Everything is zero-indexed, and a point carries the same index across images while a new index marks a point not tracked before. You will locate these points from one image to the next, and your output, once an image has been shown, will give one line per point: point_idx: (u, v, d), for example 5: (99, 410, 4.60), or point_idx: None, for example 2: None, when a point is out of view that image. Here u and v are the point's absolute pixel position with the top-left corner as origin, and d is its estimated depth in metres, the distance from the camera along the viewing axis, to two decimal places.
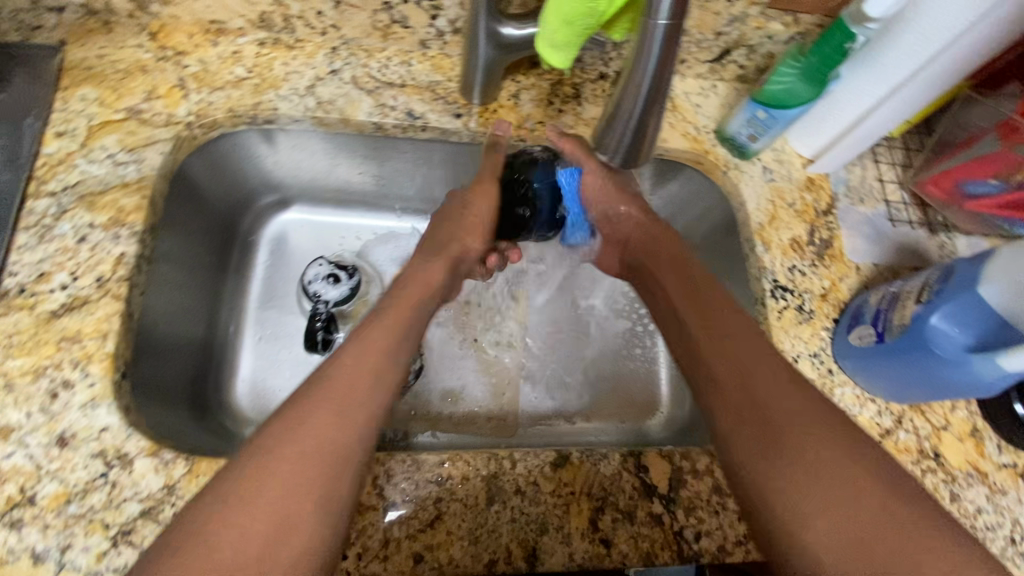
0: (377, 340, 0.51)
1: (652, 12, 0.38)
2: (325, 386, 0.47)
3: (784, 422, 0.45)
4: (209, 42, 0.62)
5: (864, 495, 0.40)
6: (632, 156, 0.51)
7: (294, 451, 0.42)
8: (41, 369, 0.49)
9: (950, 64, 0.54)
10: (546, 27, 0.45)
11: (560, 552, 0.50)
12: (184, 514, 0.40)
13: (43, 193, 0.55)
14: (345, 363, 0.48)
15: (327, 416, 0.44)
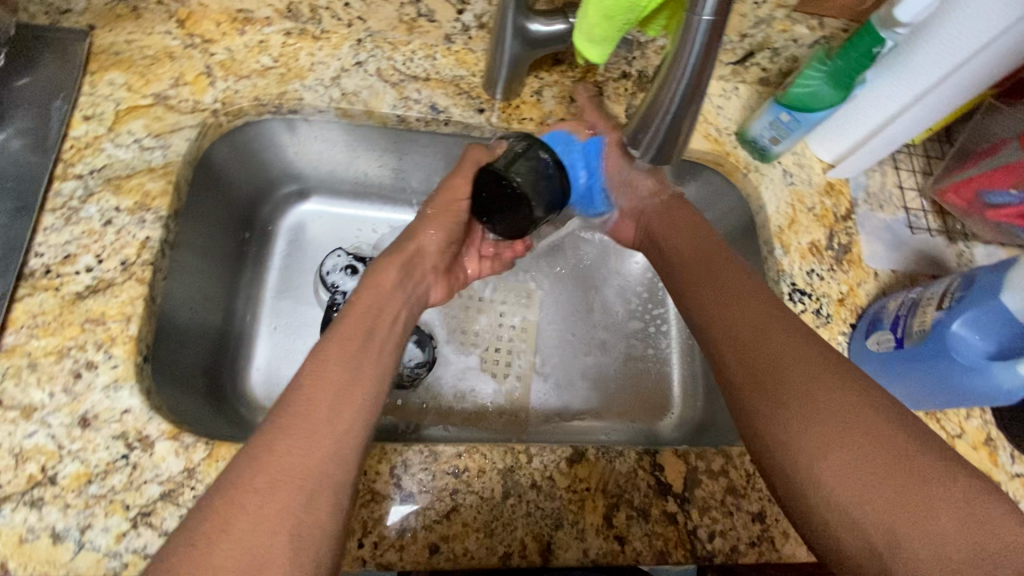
0: (354, 335, 0.50)
1: (697, 7, 0.39)
2: (309, 377, 0.45)
3: (796, 369, 0.45)
4: (236, 30, 0.62)
5: (880, 440, 0.39)
6: (661, 157, 0.50)
7: (287, 445, 0.40)
8: (64, 349, 0.49)
9: (978, 72, 0.54)
10: (584, 20, 0.45)
11: (575, 548, 0.50)
12: (185, 527, 0.36)
13: (70, 175, 0.55)
14: (325, 357, 0.47)
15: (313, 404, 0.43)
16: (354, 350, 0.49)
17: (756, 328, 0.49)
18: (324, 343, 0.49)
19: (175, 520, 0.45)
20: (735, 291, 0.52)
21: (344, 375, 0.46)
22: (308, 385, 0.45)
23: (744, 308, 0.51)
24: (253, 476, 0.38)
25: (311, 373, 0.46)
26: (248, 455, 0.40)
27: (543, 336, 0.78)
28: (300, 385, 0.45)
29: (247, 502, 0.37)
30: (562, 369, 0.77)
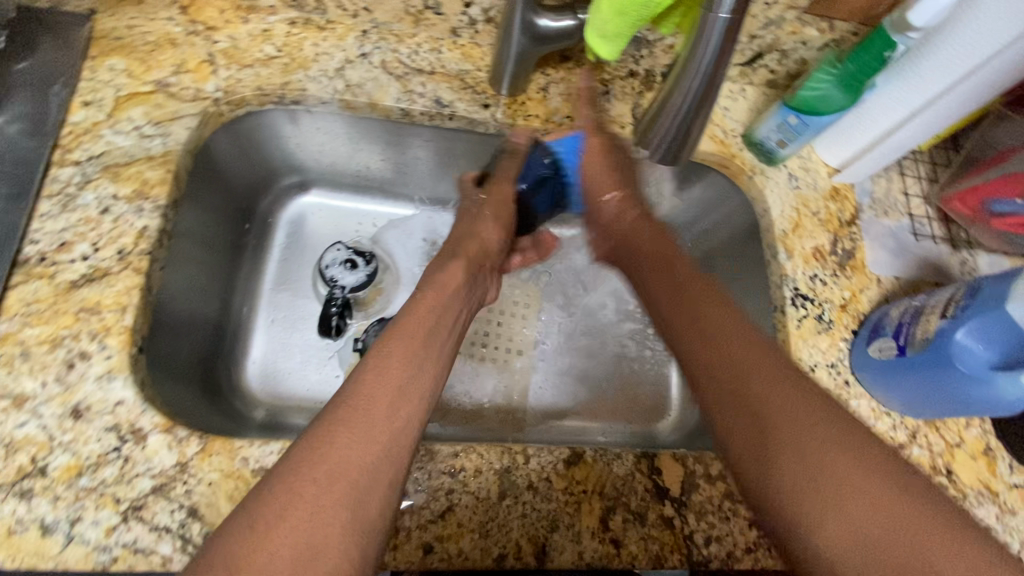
0: (416, 333, 0.50)
1: (713, 6, 0.38)
2: (371, 371, 0.45)
3: (779, 416, 0.41)
4: (240, 18, 0.61)
5: (875, 499, 0.35)
6: (671, 155, 0.51)
7: (346, 440, 0.40)
8: (57, 339, 0.48)
9: (990, 78, 0.54)
10: (596, 15, 0.44)
11: (570, 550, 0.50)
12: (240, 512, 0.36)
13: (68, 161, 0.54)
14: (388, 352, 0.47)
15: (369, 398, 0.43)
16: (416, 348, 0.48)
17: (739, 373, 0.45)
18: (386, 340, 0.49)
19: (166, 514, 0.45)
20: (717, 330, 0.48)
21: (406, 372, 0.46)
22: (371, 379, 0.44)
23: (726, 350, 0.46)
24: (312, 467, 0.38)
25: (372, 367, 0.45)
26: (310, 445, 0.39)
27: (543, 335, 0.78)
28: (365, 379, 0.44)
29: (308, 492, 0.36)
30: (560, 369, 0.76)
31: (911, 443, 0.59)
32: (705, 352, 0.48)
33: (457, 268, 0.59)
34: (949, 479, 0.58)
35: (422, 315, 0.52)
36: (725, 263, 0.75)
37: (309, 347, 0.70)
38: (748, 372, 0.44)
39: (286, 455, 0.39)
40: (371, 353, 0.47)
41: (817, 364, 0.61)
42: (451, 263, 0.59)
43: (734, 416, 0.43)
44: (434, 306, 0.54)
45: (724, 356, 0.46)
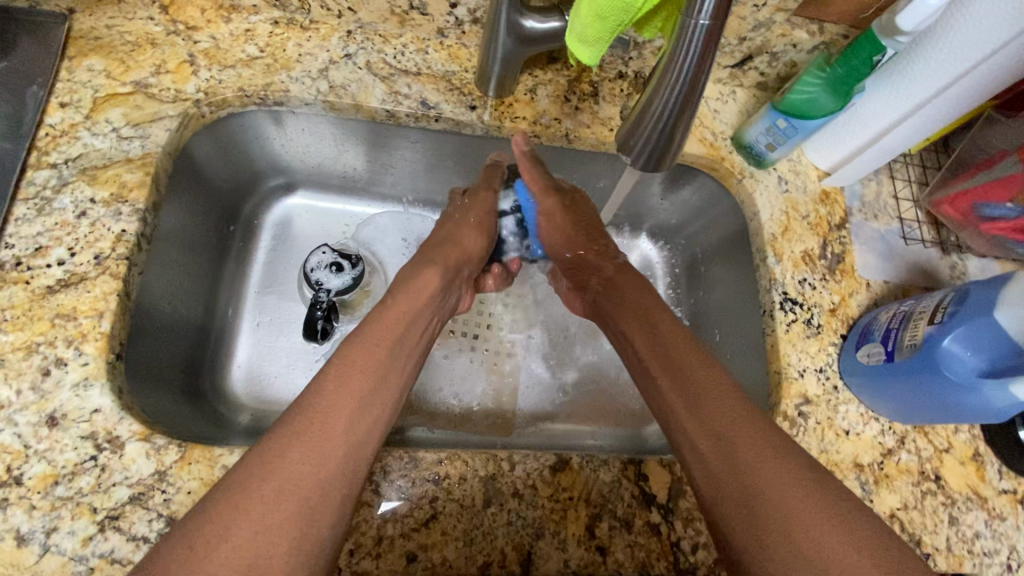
0: (382, 340, 0.51)
1: (693, 10, 0.38)
2: (331, 384, 0.46)
3: (737, 436, 0.45)
4: (222, 18, 0.60)
5: (816, 512, 0.41)
6: (654, 162, 0.50)
7: (298, 454, 0.41)
8: (33, 345, 0.47)
9: (977, 83, 0.53)
10: (576, 19, 0.44)
11: (555, 558, 0.49)
12: (185, 525, 0.38)
13: (44, 164, 0.53)
14: (352, 361, 0.48)
15: (327, 413, 0.44)
16: (380, 359, 0.49)
17: (723, 436, 0.46)
18: (352, 345, 0.49)
19: (143, 524, 0.44)
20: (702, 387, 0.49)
21: (369, 383, 0.47)
22: (331, 390, 0.45)
23: (710, 410, 0.47)
24: (261, 482, 0.39)
25: (335, 377, 0.46)
26: (257, 461, 0.41)
27: (533, 338, 0.77)
28: (323, 391, 0.45)
29: (252, 505, 0.38)
30: (550, 372, 0.76)
31: (900, 448, 0.59)
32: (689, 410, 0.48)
33: (434, 274, 0.59)
34: (938, 485, 0.58)
35: (394, 321, 0.53)
36: (716, 266, 0.75)
37: (295, 351, 0.69)
38: (733, 433, 0.45)
39: (235, 467, 0.41)
40: (336, 361, 0.48)
41: (806, 369, 0.60)
42: (428, 269, 0.59)
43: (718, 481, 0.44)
44: (408, 312, 0.54)
45: (709, 416, 0.47)
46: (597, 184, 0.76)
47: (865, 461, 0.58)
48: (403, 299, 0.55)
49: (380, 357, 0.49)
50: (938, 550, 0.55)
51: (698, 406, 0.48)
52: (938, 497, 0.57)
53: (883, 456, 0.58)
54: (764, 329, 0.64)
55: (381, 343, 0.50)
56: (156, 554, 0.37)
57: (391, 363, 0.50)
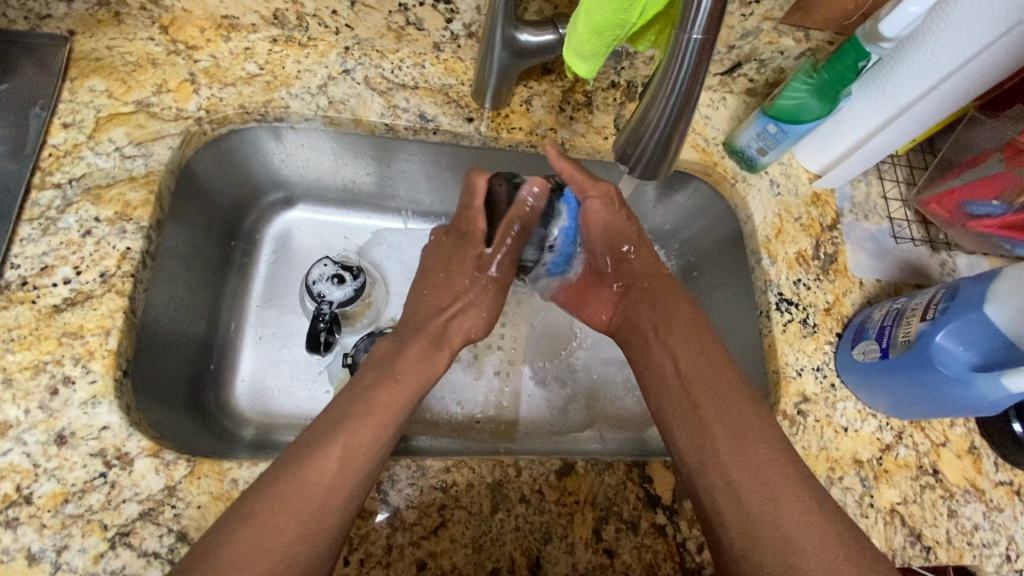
0: (382, 421, 0.50)
1: (686, 26, 0.39)
2: (334, 463, 0.46)
3: (767, 486, 0.46)
4: (221, 37, 0.62)
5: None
6: (651, 171, 0.52)
7: (294, 533, 0.42)
8: (41, 364, 0.48)
9: (958, 86, 0.55)
10: (574, 35, 0.45)
11: (563, 562, 0.50)
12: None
13: (48, 184, 0.54)
14: (355, 443, 0.48)
15: (329, 493, 0.45)
16: (376, 444, 0.49)
17: (766, 489, 0.45)
18: (352, 423, 0.49)
19: (154, 540, 0.44)
20: (742, 432, 0.49)
21: (365, 473, 0.47)
22: (330, 468, 0.46)
23: (752, 458, 0.47)
24: (255, 562, 0.40)
25: (338, 455, 0.47)
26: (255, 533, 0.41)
27: (535, 343, 0.78)
28: (326, 468, 0.46)
29: None
30: (551, 378, 0.77)
31: (897, 443, 0.60)
32: (728, 458, 0.48)
33: (416, 350, 0.57)
34: (936, 479, 0.59)
35: (392, 406, 0.52)
36: (710, 269, 0.76)
37: (298, 363, 0.69)
38: (776, 487, 0.45)
39: (212, 529, 0.42)
40: (335, 436, 0.48)
41: (803, 368, 0.61)
42: (437, 356, 0.58)
43: (756, 536, 0.44)
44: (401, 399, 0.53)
45: (751, 464, 0.47)
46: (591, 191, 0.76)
47: (865, 457, 0.59)
48: (399, 383, 0.54)
49: (370, 427, 0.49)
50: (939, 543, 0.56)
51: (739, 453, 0.48)
52: (936, 490, 0.59)
53: (882, 451, 0.60)
54: (761, 330, 0.65)
55: (375, 422, 0.50)
56: None
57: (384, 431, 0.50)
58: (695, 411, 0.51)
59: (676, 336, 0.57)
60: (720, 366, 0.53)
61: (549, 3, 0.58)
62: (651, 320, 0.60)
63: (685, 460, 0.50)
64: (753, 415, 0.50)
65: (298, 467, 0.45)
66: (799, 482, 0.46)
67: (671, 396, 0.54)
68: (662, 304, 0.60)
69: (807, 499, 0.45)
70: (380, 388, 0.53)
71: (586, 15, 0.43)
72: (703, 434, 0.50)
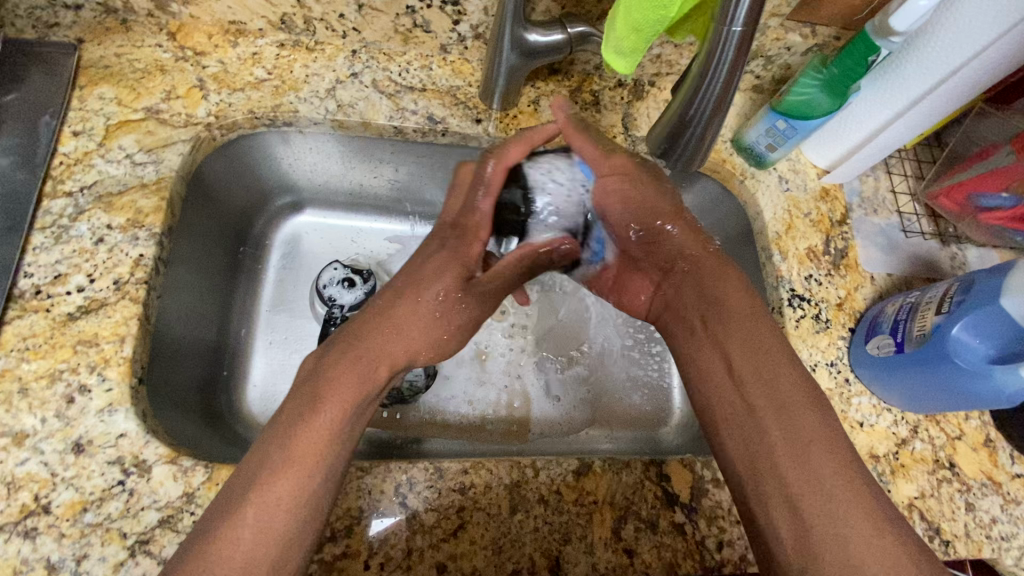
0: (307, 467, 0.40)
1: (727, 19, 0.39)
2: (250, 532, 0.37)
3: (826, 485, 0.40)
4: (229, 42, 0.62)
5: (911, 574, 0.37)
6: (684, 163, 0.53)
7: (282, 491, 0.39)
8: (56, 373, 0.48)
9: (969, 78, 0.55)
10: (613, 33, 0.45)
11: (583, 562, 0.49)
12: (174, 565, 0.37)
13: (60, 193, 0.54)
14: (271, 494, 0.39)
15: (248, 568, 0.37)
16: (298, 499, 0.39)
17: (828, 497, 0.39)
18: (270, 465, 0.40)
19: (174, 547, 0.44)
20: (804, 438, 0.42)
21: (291, 527, 0.39)
22: (310, 435, 0.41)
23: (819, 470, 0.40)
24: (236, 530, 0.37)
25: (254, 521, 0.38)
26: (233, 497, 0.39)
27: (544, 343, 0.78)
28: (241, 538, 0.37)
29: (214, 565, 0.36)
30: (564, 380, 0.76)
31: (913, 437, 0.60)
32: (790, 471, 0.41)
33: (343, 370, 0.45)
34: (953, 472, 0.59)
35: (314, 444, 0.41)
36: None
37: None
38: (840, 507, 0.39)
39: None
40: (250, 496, 0.39)
41: (816, 364, 0.61)
42: (368, 371, 0.45)
43: (816, 555, 0.38)
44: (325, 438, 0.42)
45: (815, 480, 0.40)
46: None
47: (881, 452, 0.59)
48: (327, 411, 0.43)
49: (349, 384, 0.44)
50: (958, 537, 0.56)
51: (800, 464, 0.41)
52: (953, 484, 0.58)
53: (897, 445, 0.59)
54: None
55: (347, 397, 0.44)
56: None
57: (365, 382, 0.45)
58: (752, 418, 0.44)
59: (733, 327, 0.48)
60: (780, 363, 0.45)
61: (557, 3, 0.58)
62: (694, 306, 0.51)
63: (738, 467, 0.44)
64: (816, 422, 0.42)
65: (209, 546, 0.37)
66: (867, 500, 0.40)
67: (726, 394, 0.46)
68: (702, 289, 0.51)
69: (882, 521, 0.39)
70: (300, 423, 0.42)
71: (626, 13, 0.42)
72: (760, 437, 0.43)
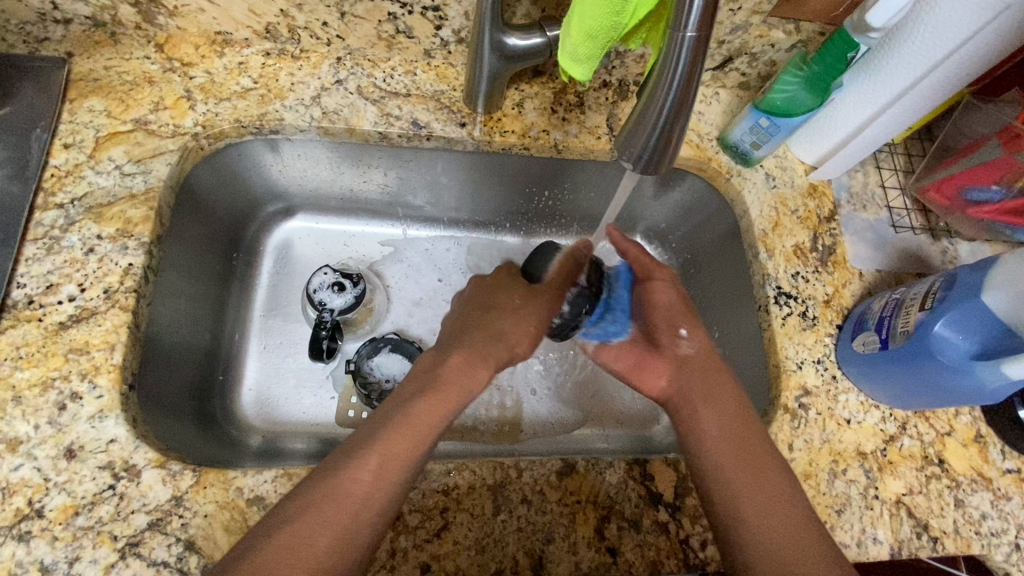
0: (420, 434, 0.47)
1: (681, 23, 0.38)
2: (370, 474, 0.44)
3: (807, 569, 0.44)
4: (215, 53, 0.63)
5: None
6: (651, 168, 0.48)
7: (397, 447, 0.45)
8: (48, 381, 0.49)
9: (951, 71, 0.54)
10: (568, 39, 0.45)
11: (566, 562, 0.50)
12: (274, 510, 0.42)
13: (51, 205, 0.55)
14: (393, 454, 0.45)
15: (359, 511, 0.42)
16: (408, 464, 0.45)
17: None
18: (384, 430, 0.46)
19: (163, 549, 0.45)
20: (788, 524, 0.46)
21: (401, 484, 0.45)
22: (430, 405, 0.49)
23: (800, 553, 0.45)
24: (349, 484, 0.43)
25: (376, 466, 0.44)
26: (347, 451, 0.45)
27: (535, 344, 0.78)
28: (362, 478, 0.43)
29: (317, 515, 0.41)
30: (555, 380, 0.77)
31: (901, 434, 0.60)
32: (783, 550, 0.45)
33: (459, 367, 0.52)
34: (942, 468, 0.59)
35: (425, 419, 0.48)
36: (708, 266, 0.76)
37: (302, 371, 0.70)
38: None
39: (253, 532, 0.41)
40: (371, 447, 0.45)
41: (803, 361, 0.61)
42: (481, 371, 0.53)
43: None
44: (437, 414, 0.49)
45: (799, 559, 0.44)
46: (587, 197, 0.76)
47: (868, 449, 0.59)
48: (430, 402, 0.49)
49: (467, 377, 0.52)
50: (947, 533, 0.56)
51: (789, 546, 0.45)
52: (942, 480, 0.58)
53: (886, 442, 0.59)
54: (760, 324, 0.64)
55: (459, 392, 0.51)
56: (280, 508, 0.42)
57: (475, 382, 0.52)
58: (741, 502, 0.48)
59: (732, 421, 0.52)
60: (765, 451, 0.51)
61: (537, 7, 0.59)
62: (707, 396, 0.54)
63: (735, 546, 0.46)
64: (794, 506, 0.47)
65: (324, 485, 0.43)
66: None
67: (718, 456, 0.50)
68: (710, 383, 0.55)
69: None
70: (413, 401, 0.49)
71: (580, 19, 0.43)
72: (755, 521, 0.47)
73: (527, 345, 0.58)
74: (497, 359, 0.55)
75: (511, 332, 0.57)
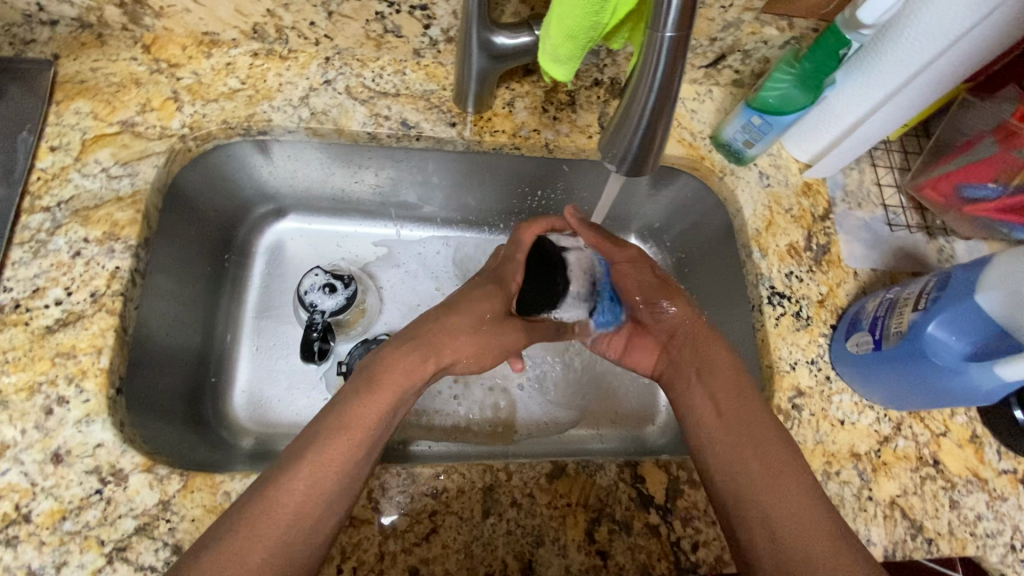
0: (356, 439, 0.46)
1: (659, 24, 0.38)
2: (303, 484, 0.43)
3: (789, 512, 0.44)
4: (203, 53, 0.62)
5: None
6: (638, 168, 0.48)
7: (333, 453, 0.45)
8: (35, 385, 0.49)
9: (946, 67, 0.53)
10: (547, 39, 0.45)
11: (556, 564, 0.49)
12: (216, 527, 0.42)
13: (37, 208, 0.55)
14: (325, 459, 0.44)
15: (294, 523, 0.42)
16: (343, 469, 0.44)
17: (792, 517, 0.44)
18: (322, 438, 0.45)
19: (150, 554, 0.45)
20: (777, 471, 0.46)
21: (337, 492, 0.44)
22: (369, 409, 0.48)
23: (786, 496, 0.45)
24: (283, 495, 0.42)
25: (307, 476, 0.43)
26: (287, 460, 0.44)
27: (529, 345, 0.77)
28: (296, 489, 0.43)
29: (254, 524, 0.41)
30: (549, 380, 0.76)
31: (896, 435, 0.59)
32: (764, 497, 0.45)
33: (404, 365, 0.51)
34: (937, 469, 0.58)
35: (362, 422, 0.47)
36: (702, 265, 0.75)
37: (294, 371, 0.70)
38: (805, 532, 0.43)
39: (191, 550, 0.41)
40: (304, 458, 0.44)
41: (797, 362, 0.61)
42: (423, 369, 0.52)
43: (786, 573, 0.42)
44: (374, 416, 0.48)
45: (783, 502, 0.44)
46: (580, 196, 0.75)
47: (862, 450, 0.58)
48: (366, 403, 0.48)
49: (405, 377, 0.51)
50: (941, 535, 0.56)
51: (771, 492, 0.45)
52: (937, 481, 0.58)
53: (880, 443, 0.59)
54: (754, 324, 0.64)
55: (399, 389, 0.50)
56: (219, 522, 0.42)
57: (412, 380, 0.51)
58: (724, 453, 0.49)
59: (718, 378, 0.53)
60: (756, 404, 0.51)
61: (525, 5, 0.58)
62: (692, 363, 0.56)
63: (721, 497, 0.47)
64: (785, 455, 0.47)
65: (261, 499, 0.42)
66: (824, 520, 0.44)
67: (705, 416, 0.52)
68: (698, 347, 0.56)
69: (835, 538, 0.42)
70: (353, 402, 0.48)
71: (559, 19, 0.42)
72: (739, 471, 0.47)
73: (473, 343, 0.55)
74: (442, 360, 0.54)
75: (459, 334, 0.55)
